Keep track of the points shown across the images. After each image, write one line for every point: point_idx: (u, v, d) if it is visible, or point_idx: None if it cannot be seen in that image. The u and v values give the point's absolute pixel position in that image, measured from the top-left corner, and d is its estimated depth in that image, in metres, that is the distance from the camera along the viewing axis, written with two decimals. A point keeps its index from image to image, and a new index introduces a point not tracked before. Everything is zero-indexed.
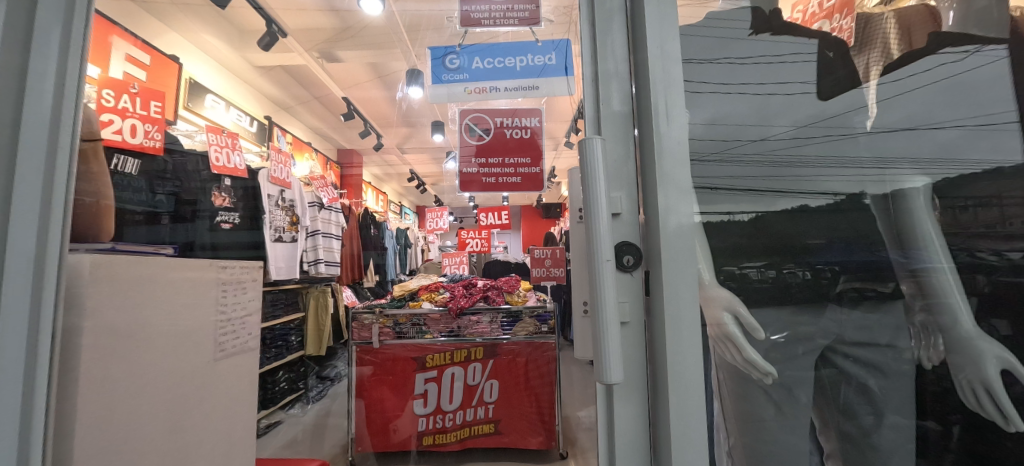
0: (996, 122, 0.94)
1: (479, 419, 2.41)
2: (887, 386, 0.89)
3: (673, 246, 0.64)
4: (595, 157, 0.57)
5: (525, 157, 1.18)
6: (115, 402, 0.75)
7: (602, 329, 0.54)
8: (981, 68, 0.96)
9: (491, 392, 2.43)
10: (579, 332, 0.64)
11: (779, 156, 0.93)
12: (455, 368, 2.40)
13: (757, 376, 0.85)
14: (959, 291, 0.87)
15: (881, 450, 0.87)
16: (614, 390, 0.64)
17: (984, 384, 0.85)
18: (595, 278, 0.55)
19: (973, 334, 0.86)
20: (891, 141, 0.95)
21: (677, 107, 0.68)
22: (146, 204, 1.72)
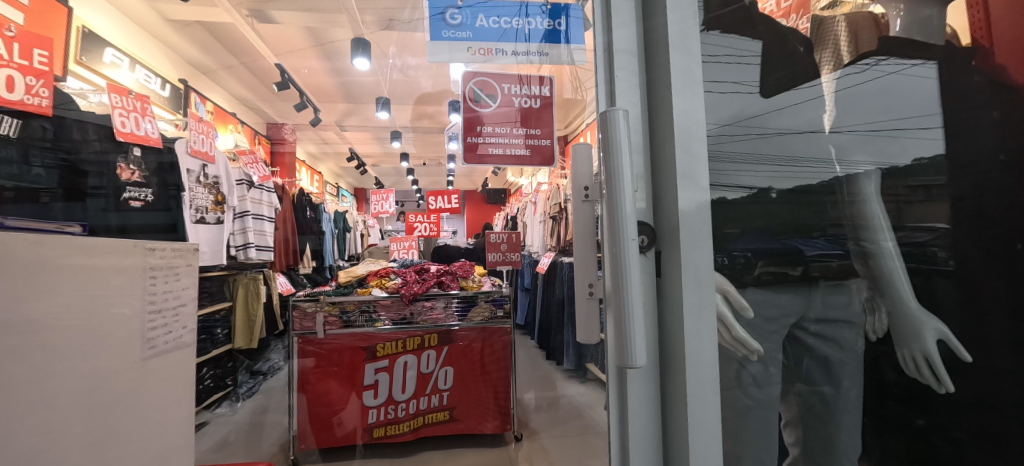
0: (884, 128, 1.03)
1: (433, 407, 2.35)
2: (843, 357, 0.99)
3: (688, 231, 0.73)
4: (617, 131, 0.56)
5: (534, 128, 1.12)
6: (15, 416, 0.60)
7: (627, 306, 0.55)
8: (880, 79, 1.04)
9: (446, 379, 2.37)
10: (583, 315, 0.64)
11: (752, 151, 0.97)
12: (408, 356, 2.31)
13: (744, 353, 0.90)
14: (904, 275, 0.96)
15: (828, 412, 0.98)
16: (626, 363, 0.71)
17: (925, 354, 0.95)
18: (620, 259, 0.54)
19: (917, 312, 0.96)
20: (851, 138, 1.03)
21: (690, 106, 0.76)
22: (19, 179, 1.41)
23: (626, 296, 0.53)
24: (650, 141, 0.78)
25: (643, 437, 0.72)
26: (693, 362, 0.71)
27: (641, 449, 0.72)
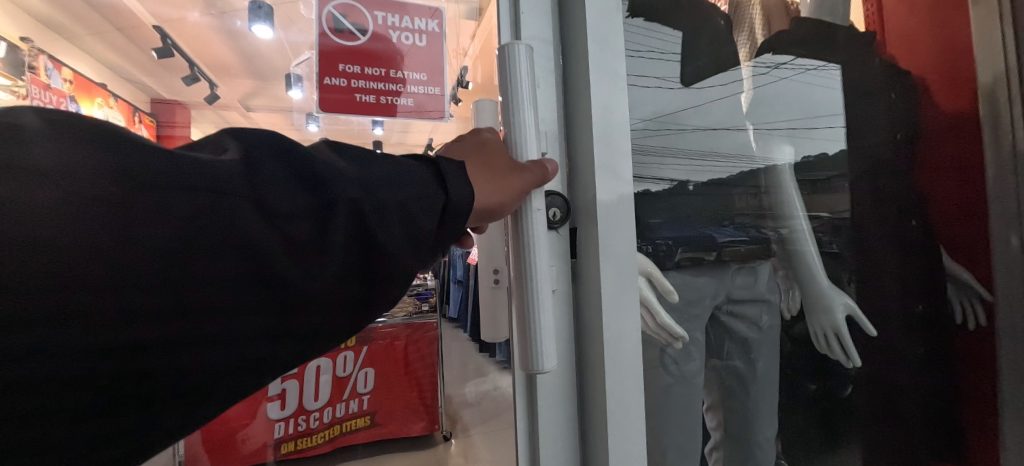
0: (783, 128, 1.00)
1: (352, 413, 2.13)
2: (762, 338, 0.99)
3: (608, 222, 0.67)
4: (522, 126, 0.58)
5: (418, 71, 0.81)
6: None
7: (535, 302, 0.59)
8: (787, 79, 1.02)
9: (366, 381, 2.15)
10: (484, 305, 0.71)
11: (676, 128, 0.90)
12: (321, 360, 1.97)
13: (668, 341, 0.84)
14: (815, 252, 0.97)
15: (748, 396, 0.97)
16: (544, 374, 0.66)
17: (835, 330, 0.98)
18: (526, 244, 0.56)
19: (829, 290, 0.98)
20: (768, 111, 1.00)
21: (609, 91, 0.70)
22: None
23: (530, 288, 0.57)
24: (565, 116, 0.72)
25: (550, 432, 0.67)
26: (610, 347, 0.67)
27: (551, 443, 0.67)
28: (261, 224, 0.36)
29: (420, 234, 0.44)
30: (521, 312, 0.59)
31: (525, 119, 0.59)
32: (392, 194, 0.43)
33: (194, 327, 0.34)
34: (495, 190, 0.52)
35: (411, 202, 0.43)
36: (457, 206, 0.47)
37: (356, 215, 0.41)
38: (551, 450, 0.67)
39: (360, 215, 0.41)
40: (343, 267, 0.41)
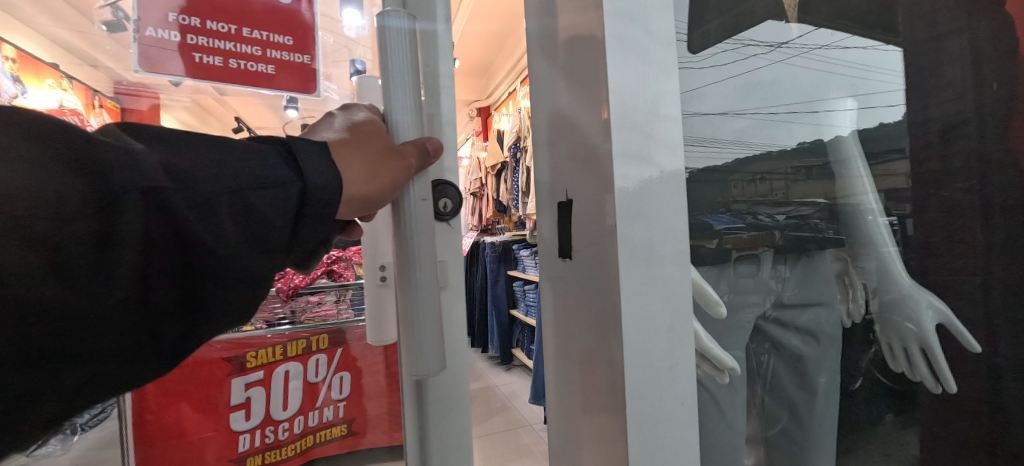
0: (821, 109, 0.77)
1: (327, 422, 1.90)
2: (820, 353, 0.80)
3: (632, 205, 0.49)
4: (396, 94, 0.46)
5: (275, 30, 0.51)
6: None
7: (417, 296, 0.47)
8: (838, 44, 0.78)
9: (342, 386, 1.92)
10: (373, 307, 0.63)
11: (724, 87, 0.66)
12: (290, 364, 1.78)
13: (714, 372, 0.63)
14: (893, 243, 0.79)
15: (799, 426, 0.78)
16: (445, 394, 0.56)
17: (919, 342, 0.78)
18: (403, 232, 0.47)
19: (911, 288, 0.79)
20: (821, 79, 0.77)
21: (639, 72, 0.49)
22: None
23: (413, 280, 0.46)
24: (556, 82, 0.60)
25: (449, 424, 0.55)
26: (636, 372, 0.49)
27: (442, 443, 0.55)
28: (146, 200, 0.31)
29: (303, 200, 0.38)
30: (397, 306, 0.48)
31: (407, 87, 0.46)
32: (256, 165, 0.37)
33: (61, 284, 0.29)
34: (371, 182, 0.41)
35: (271, 177, 0.37)
36: (318, 186, 0.38)
37: (235, 198, 0.35)
38: (448, 447, 0.55)
39: (238, 164, 0.36)
40: (243, 229, 0.35)
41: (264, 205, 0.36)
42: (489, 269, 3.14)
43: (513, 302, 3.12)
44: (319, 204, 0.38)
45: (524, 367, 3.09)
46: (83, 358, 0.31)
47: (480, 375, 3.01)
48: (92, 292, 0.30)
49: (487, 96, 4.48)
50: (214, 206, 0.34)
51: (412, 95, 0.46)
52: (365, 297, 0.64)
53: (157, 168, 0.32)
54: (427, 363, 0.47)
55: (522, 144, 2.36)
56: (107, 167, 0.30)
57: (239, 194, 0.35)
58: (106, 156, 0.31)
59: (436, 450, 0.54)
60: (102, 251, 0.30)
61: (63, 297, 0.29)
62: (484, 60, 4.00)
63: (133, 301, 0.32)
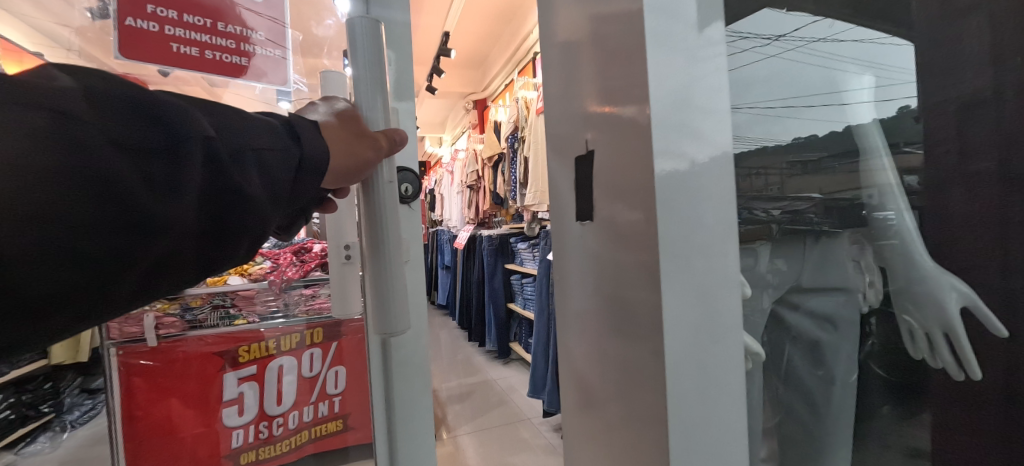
0: (821, 104, 0.74)
1: (322, 417, 1.71)
2: (837, 341, 0.77)
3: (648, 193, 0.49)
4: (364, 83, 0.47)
5: (251, 23, 0.51)
6: None
7: (387, 264, 0.50)
8: (842, 36, 0.75)
9: (337, 381, 1.72)
10: (337, 280, 0.70)
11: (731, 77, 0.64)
12: (283, 359, 1.68)
13: None
14: (921, 238, 0.72)
15: (810, 419, 0.76)
16: (400, 363, 0.66)
17: (943, 328, 0.71)
18: (375, 213, 0.50)
19: (933, 273, 0.72)
20: (822, 73, 0.74)
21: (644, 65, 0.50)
22: None
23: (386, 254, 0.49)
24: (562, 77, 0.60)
25: (405, 375, 0.67)
26: None
27: (403, 388, 0.67)
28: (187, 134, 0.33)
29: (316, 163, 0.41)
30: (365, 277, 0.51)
31: (374, 75, 0.47)
32: (264, 131, 0.39)
33: (135, 182, 0.31)
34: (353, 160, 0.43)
35: (287, 146, 0.40)
36: (315, 156, 0.41)
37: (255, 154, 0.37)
38: (405, 403, 0.66)
39: (255, 129, 0.38)
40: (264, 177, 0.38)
41: (279, 166, 0.39)
42: (486, 262, 3.11)
43: (511, 296, 3.09)
44: (313, 173, 0.41)
45: (522, 361, 3.07)
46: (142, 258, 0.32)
47: (478, 369, 2.99)
48: (166, 218, 0.32)
49: (483, 88, 4.40)
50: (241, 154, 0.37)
51: (378, 84, 0.47)
52: (331, 278, 0.71)
53: (203, 121, 0.35)
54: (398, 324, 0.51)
55: (521, 135, 2.32)
56: (166, 114, 0.33)
57: (259, 152, 0.38)
58: (167, 104, 0.33)
59: (400, 402, 0.65)
60: (167, 182, 0.32)
61: (144, 214, 0.31)
62: (481, 51, 3.93)
63: (182, 235, 0.34)
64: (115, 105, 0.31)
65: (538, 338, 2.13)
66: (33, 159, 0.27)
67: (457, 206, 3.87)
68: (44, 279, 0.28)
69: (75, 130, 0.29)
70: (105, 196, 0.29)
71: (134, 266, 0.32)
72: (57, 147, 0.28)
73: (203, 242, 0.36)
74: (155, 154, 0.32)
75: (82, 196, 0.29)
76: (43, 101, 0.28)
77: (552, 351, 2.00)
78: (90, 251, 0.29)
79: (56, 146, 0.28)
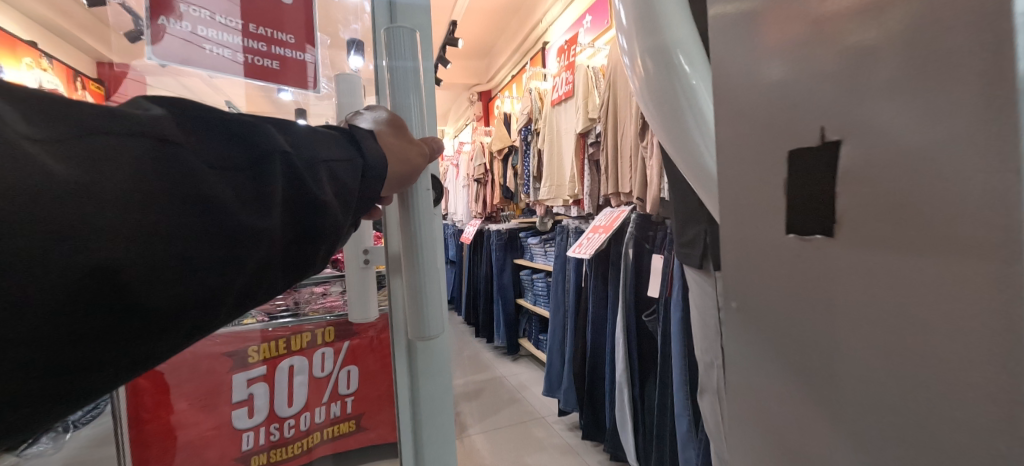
0: None
1: (334, 418, 1.80)
2: None
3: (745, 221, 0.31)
4: (404, 73, 0.57)
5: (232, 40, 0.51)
6: None
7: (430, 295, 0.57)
8: None
9: (348, 381, 1.81)
10: (356, 283, 0.66)
11: None
12: (296, 360, 1.66)
13: None
14: None
15: None
16: (427, 368, 0.63)
17: None
18: (410, 217, 0.56)
19: None
20: None
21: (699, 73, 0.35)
22: None
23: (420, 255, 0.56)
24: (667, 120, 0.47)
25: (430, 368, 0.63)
26: None
27: (429, 385, 0.64)
28: (275, 148, 0.34)
29: (375, 170, 0.41)
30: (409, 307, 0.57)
31: (412, 68, 0.57)
32: (331, 144, 0.39)
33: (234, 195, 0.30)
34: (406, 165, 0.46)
35: (356, 156, 0.40)
36: (377, 164, 0.42)
37: (327, 165, 0.37)
38: (433, 416, 0.64)
39: (322, 144, 0.38)
40: (336, 185, 0.38)
41: (348, 175, 0.39)
42: (494, 257, 3.05)
43: (520, 291, 3.04)
44: (376, 181, 0.42)
45: (531, 358, 3.04)
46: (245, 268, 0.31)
47: (486, 365, 2.95)
48: (259, 229, 0.31)
49: (488, 79, 4.30)
50: (317, 163, 0.36)
51: (413, 75, 0.57)
52: (348, 280, 0.67)
53: (279, 139, 0.35)
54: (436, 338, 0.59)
55: (534, 127, 2.25)
56: (244, 132, 0.33)
57: (330, 165, 0.38)
58: (249, 125, 0.33)
59: (428, 395, 0.63)
60: (258, 193, 0.32)
61: (243, 225, 0.30)
62: (488, 41, 3.83)
63: (272, 245, 0.33)
64: (205, 132, 0.31)
65: (552, 335, 2.09)
66: (138, 177, 0.26)
67: (462, 200, 3.80)
68: (158, 293, 0.27)
69: (176, 153, 0.28)
70: (209, 212, 0.29)
71: (228, 282, 0.31)
72: (168, 169, 0.28)
73: (287, 260, 0.36)
74: (246, 171, 0.32)
75: (188, 213, 0.28)
76: (146, 125, 0.28)
77: (567, 350, 1.95)
78: (196, 262, 0.28)
79: (160, 166, 0.27)
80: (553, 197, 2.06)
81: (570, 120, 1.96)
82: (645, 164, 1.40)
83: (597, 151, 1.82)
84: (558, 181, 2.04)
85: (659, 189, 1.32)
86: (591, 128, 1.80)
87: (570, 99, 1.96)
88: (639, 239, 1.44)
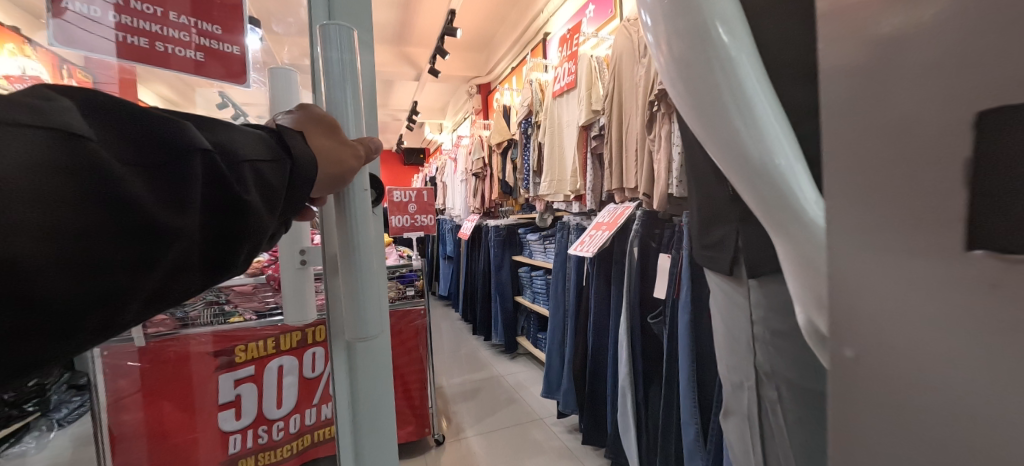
0: None
1: (325, 419, 1.76)
2: None
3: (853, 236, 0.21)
4: (337, 66, 0.54)
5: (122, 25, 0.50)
6: None
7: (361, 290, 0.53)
8: None
9: None
10: (291, 287, 0.62)
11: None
12: (284, 359, 1.63)
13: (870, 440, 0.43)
14: None
15: None
16: (365, 380, 0.58)
17: None
18: (346, 214, 0.51)
19: None
20: None
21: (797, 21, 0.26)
22: None
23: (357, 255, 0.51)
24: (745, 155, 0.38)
25: (366, 370, 0.58)
26: None
27: (368, 398, 0.59)
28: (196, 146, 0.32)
29: (307, 171, 0.41)
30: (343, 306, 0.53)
31: (344, 61, 0.54)
32: (258, 143, 0.38)
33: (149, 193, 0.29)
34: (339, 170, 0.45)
35: (284, 155, 0.39)
36: (308, 164, 0.41)
37: (252, 166, 0.36)
38: (373, 432, 0.59)
39: (247, 143, 0.37)
40: (262, 186, 0.37)
41: (275, 177, 0.38)
42: (491, 253, 2.97)
43: (518, 289, 2.97)
44: (306, 184, 0.41)
45: (528, 356, 2.98)
46: (158, 270, 0.30)
47: (483, 364, 2.89)
48: (176, 229, 0.30)
49: (487, 71, 4.20)
50: (242, 163, 0.35)
51: (348, 69, 0.54)
52: (283, 282, 0.62)
53: (202, 137, 0.34)
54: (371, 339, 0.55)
55: (534, 120, 2.17)
56: (163, 127, 0.31)
57: (256, 166, 0.37)
58: (168, 120, 0.31)
59: (364, 397, 0.58)
60: (177, 192, 0.30)
61: (158, 226, 0.29)
62: (487, 32, 3.73)
63: (190, 246, 0.32)
64: (118, 125, 0.29)
65: (551, 335, 2.01)
66: (38, 174, 0.25)
67: (460, 195, 3.72)
68: (64, 294, 0.26)
69: (83, 147, 0.27)
70: (120, 211, 0.28)
71: (139, 284, 0.29)
72: (72, 165, 0.26)
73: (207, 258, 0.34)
74: (162, 166, 0.30)
75: (98, 207, 0.27)
76: (50, 118, 0.26)
77: (567, 350, 1.89)
78: (101, 263, 0.27)
79: (63, 163, 0.26)
80: (553, 192, 1.99)
81: (572, 112, 1.88)
82: (653, 158, 1.33)
83: (600, 145, 1.74)
84: (558, 175, 1.96)
85: (667, 185, 1.26)
86: (594, 121, 1.72)
87: (572, 90, 1.87)
88: (645, 236, 1.37)
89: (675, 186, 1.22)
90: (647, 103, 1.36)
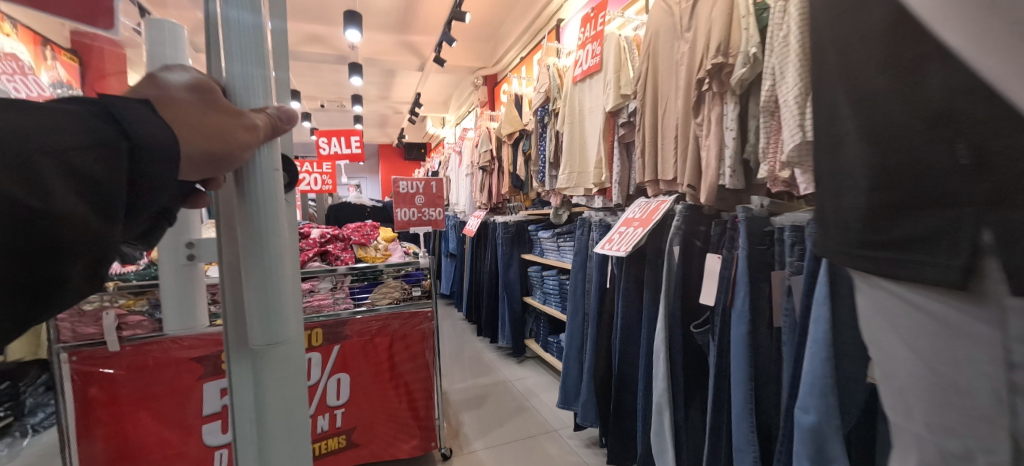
0: None
1: (322, 434, 1.52)
2: None
3: None
4: (243, 30, 0.40)
5: None
6: None
7: (273, 264, 0.41)
8: None
9: (339, 391, 1.55)
10: (174, 288, 0.47)
11: None
12: None
13: None
14: None
15: None
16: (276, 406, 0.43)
17: None
18: (248, 184, 0.39)
19: None
20: None
21: None
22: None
23: (263, 236, 0.40)
24: None
25: (281, 374, 0.43)
26: None
27: (281, 429, 0.43)
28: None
29: (157, 151, 0.32)
30: (247, 286, 0.40)
31: (254, 26, 0.40)
32: (79, 122, 0.30)
33: None
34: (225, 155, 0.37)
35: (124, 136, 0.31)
36: (153, 142, 0.32)
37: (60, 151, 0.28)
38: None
39: (61, 126, 0.29)
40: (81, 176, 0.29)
41: (96, 163, 0.29)
42: (499, 251, 2.81)
43: (528, 289, 2.80)
44: (163, 164, 0.32)
45: (537, 360, 2.80)
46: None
47: (489, 368, 2.72)
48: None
49: (494, 62, 4.02)
50: (44, 150, 0.28)
51: (257, 33, 0.40)
52: (162, 282, 0.47)
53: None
54: (281, 337, 0.42)
55: (552, 108, 2.00)
56: None
57: (70, 151, 0.29)
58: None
59: (276, 411, 0.43)
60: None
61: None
62: (495, 19, 3.54)
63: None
64: None
65: (569, 341, 1.84)
66: None
67: (465, 190, 3.55)
68: None
69: None
70: None
71: None
72: None
73: (17, 287, 0.28)
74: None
75: None
76: None
77: (588, 357, 1.72)
78: None
79: None
80: (573, 186, 1.82)
81: (597, 98, 1.71)
82: (699, 145, 1.17)
83: (629, 134, 1.57)
84: (579, 168, 1.79)
85: (718, 174, 1.10)
86: (623, 106, 1.56)
87: (597, 74, 1.70)
88: (687, 233, 1.21)
89: (728, 177, 1.07)
90: (692, 84, 1.20)
